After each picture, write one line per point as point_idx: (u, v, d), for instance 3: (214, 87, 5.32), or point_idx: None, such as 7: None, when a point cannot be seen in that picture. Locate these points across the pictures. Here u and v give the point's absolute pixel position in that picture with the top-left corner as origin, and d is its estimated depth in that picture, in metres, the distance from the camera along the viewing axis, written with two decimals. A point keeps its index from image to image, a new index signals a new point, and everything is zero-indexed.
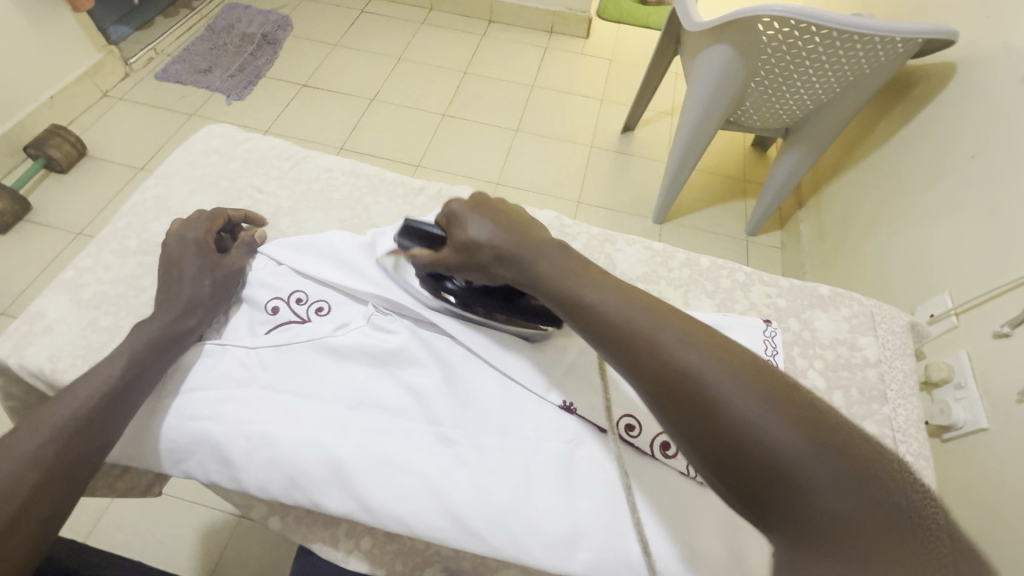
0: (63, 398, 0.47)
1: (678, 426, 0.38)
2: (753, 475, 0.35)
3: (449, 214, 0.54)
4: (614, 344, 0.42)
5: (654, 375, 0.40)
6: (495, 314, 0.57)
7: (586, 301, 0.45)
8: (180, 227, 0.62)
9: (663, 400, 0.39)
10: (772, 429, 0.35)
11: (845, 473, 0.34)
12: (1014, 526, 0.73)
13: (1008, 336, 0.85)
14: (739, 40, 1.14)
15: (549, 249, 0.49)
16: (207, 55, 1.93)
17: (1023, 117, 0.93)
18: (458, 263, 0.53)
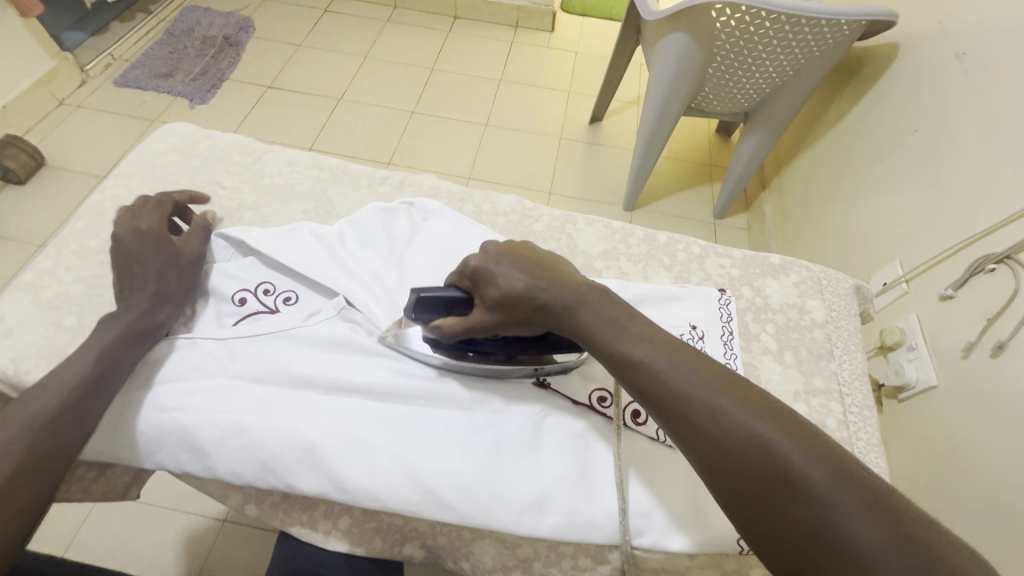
0: (31, 395, 0.47)
1: (742, 508, 0.37)
2: (831, 567, 0.33)
3: (471, 271, 0.50)
4: (668, 415, 0.41)
5: (715, 451, 0.38)
6: (518, 356, 0.54)
7: (635, 365, 0.43)
8: (132, 218, 0.59)
9: (726, 479, 0.38)
10: (849, 520, 0.33)
11: (935, 573, 0.31)
12: (963, 473, 0.78)
13: (952, 298, 0.90)
14: (694, 27, 1.17)
15: (590, 306, 0.46)
16: (167, 59, 1.89)
17: (959, 91, 0.98)
18: (496, 322, 0.49)
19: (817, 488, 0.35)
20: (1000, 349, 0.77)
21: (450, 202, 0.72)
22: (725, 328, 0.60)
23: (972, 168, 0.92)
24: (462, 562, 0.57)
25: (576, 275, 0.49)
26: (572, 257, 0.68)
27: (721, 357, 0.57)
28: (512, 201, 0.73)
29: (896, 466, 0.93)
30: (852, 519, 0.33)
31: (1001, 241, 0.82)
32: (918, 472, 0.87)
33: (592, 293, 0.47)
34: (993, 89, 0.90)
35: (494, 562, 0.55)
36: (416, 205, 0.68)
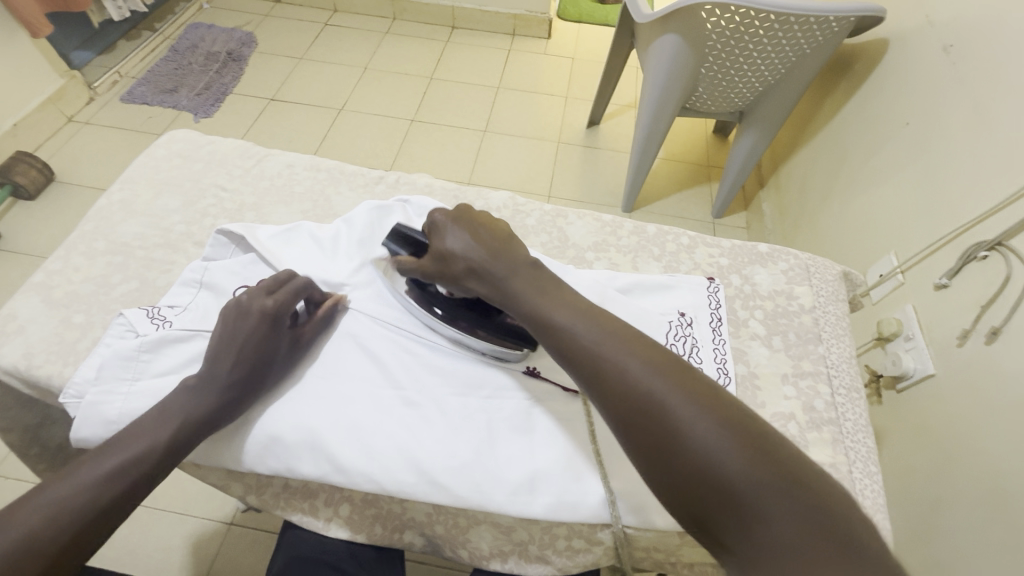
0: (109, 452, 0.46)
1: (643, 453, 0.40)
2: (709, 500, 0.37)
3: (432, 223, 0.55)
4: (584, 371, 0.44)
5: (622, 401, 0.42)
6: (476, 331, 0.56)
7: (557, 329, 0.46)
8: (243, 334, 0.53)
9: (631, 430, 0.41)
10: (727, 456, 0.37)
11: (794, 503, 0.36)
12: (961, 460, 0.78)
13: (947, 287, 0.90)
14: (685, 27, 1.19)
15: (520, 275, 0.50)
16: (172, 75, 1.94)
17: (949, 83, 0.99)
18: (435, 272, 0.54)
19: (706, 429, 0.38)
20: (994, 336, 0.78)
21: (443, 199, 0.73)
22: (714, 314, 0.61)
23: (963, 157, 0.92)
24: (460, 550, 0.58)
25: (513, 245, 0.52)
26: (564, 249, 0.70)
27: (709, 342, 0.58)
28: (505, 197, 0.75)
29: (893, 457, 0.94)
30: (729, 454, 0.38)
31: (992, 227, 0.83)
32: (915, 462, 0.88)
33: (521, 262, 0.51)
34: (981, 79, 0.91)
35: (491, 548, 0.56)
36: (410, 203, 0.69)
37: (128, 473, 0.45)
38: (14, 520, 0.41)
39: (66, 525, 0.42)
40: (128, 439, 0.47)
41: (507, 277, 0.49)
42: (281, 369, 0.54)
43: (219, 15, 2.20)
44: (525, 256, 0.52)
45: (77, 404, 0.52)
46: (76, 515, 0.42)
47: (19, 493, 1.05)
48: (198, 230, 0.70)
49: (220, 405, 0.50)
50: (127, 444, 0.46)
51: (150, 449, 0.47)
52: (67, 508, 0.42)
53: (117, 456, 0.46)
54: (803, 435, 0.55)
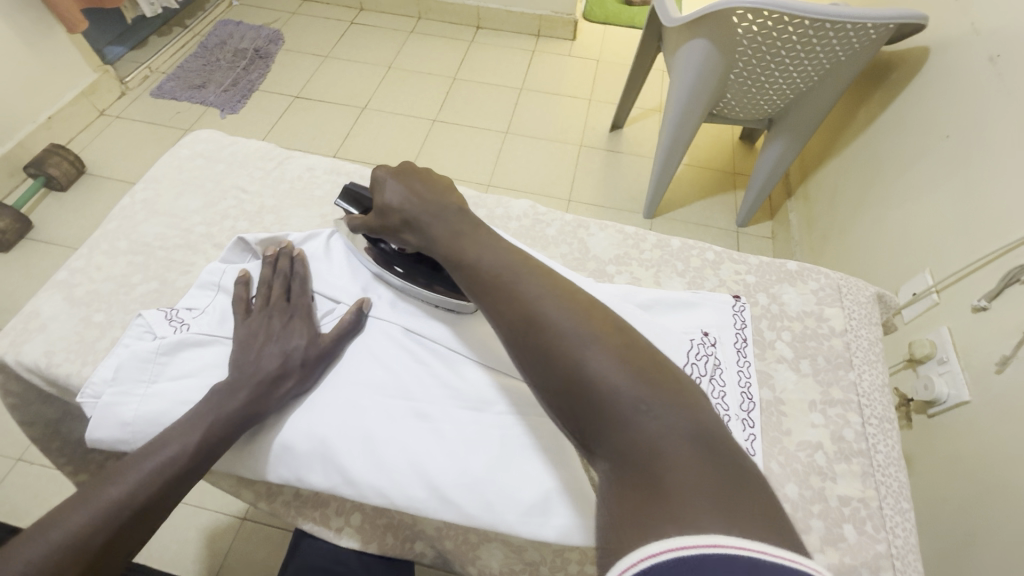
0: (135, 463, 0.46)
1: (526, 365, 0.39)
2: (580, 406, 0.36)
3: (374, 178, 0.57)
4: (484, 294, 0.44)
5: (508, 316, 0.41)
6: (434, 286, 0.59)
7: (467, 261, 0.47)
8: (262, 352, 0.54)
9: (517, 343, 0.40)
10: (598, 362, 0.36)
11: (657, 404, 0.34)
12: (997, 493, 0.74)
13: (986, 309, 0.86)
14: (715, 33, 1.16)
15: (444, 218, 0.51)
16: (201, 72, 1.97)
17: (996, 95, 0.94)
18: (380, 227, 0.56)
19: (582, 340, 0.37)
20: None
21: None
22: (739, 335, 0.58)
23: (1009, 173, 0.87)
24: (469, 566, 0.56)
25: (444, 193, 0.54)
26: (584, 261, 0.68)
27: (734, 364, 0.56)
28: (524, 205, 0.73)
29: (924, 485, 0.89)
30: (601, 362, 0.36)
31: None
32: (947, 491, 0.84)
33: (448, 208, 0.52)
34: None
35: (501, 566, 0.55)
36: None
37: (154, 483, 0.45)
38: (55, 523, 0.42)
39: (96, 536, 0.42)
40: (160, 444, 0.47)
41: (431, 222, 0.51)
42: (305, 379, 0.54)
43: (248, 13, 2.22)
44: (455, 205, 0.53)
45: (94, 404, 0.53)
46: (111, 519, 0.43)
47: (42, 480, 1.08)
48: (218, 231, 0.70)
49: (246, 413, 0.51)
50: (160, 449, 0.47)
51: (175, 459, 0.47)
52: (96, 520, 0.43)
53: (150, 460, 0.46)
54: (831, 466, 0.52)
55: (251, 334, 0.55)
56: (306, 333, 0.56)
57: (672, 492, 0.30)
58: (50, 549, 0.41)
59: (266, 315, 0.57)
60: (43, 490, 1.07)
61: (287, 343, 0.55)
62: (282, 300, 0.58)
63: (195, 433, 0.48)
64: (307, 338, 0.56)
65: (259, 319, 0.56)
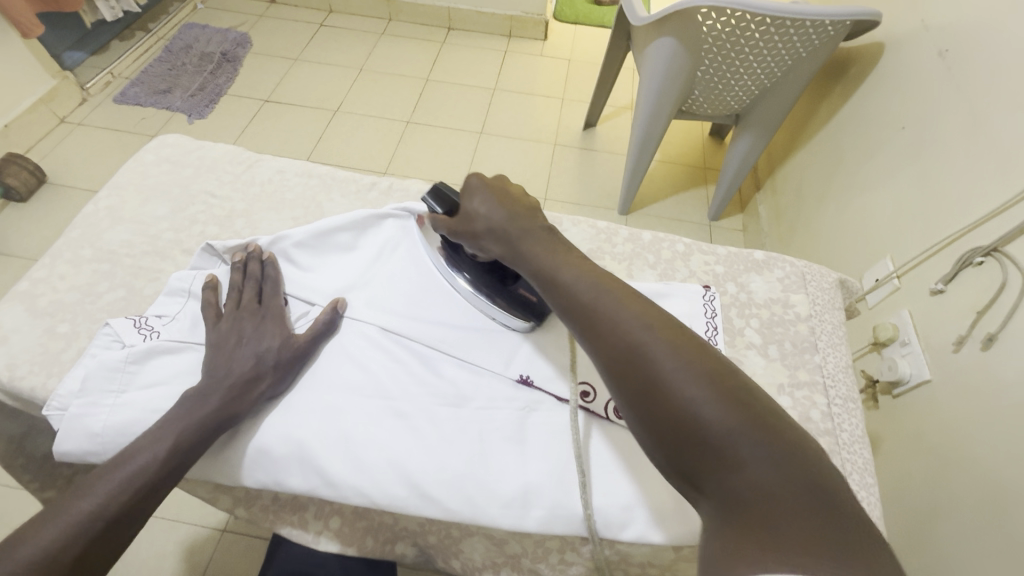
0: (105, 475, 0.45)
1: (628, 396, 0.41)
2: (688, 446, 0.37)
3: (467, 185, 0.59)
4: (581, 323, 0.46)
5: (609, 347, 0.43)
6: (494, 299, 0.59)
7: (560, 285, 0.49)
8: (235, 355, 0.53)
9: (619, 376, 0.42)
10: (707, 404, 0.37)
11: (769, 450, 0.35)
12: (957, 466, 0.78)
13: (942, 292, 0.90)
14: (681, 31, 1.18)
15: (535, 241, 0.53)
16: (166, 76, 1.92)
17: (946, 88, 0.98)
18: (459, 231, 0.58)
19: (688, 382, 0.38)
20: (990, 342, 0.78)
21: None
22: (710, 323, 0.60)
23: (961, 162, 0.92)
24: (452, 561, 0.59)
25: (534, 216, 0.56)
26: None
27: None
28: None
29: (890, 463, 0.93)
30: (709, 403, 0.37)
31: (988, 234, 0.83)
32: (912, 467, 0.87)
33: (538, 230, 0.54)
34: (976, 85, 0.91)
35: (484, 559, 0.56)
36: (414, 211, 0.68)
37: (126, 494, 0.45)
38: (23, 541, 0.41)
39: (69, 550, 0.42)
40: (130, 454, 0.46)
41: (523, 240, 0.53)
42: (281, 381, 0.54)
43: (213, 16, 2.18)
44: (544, 229, 0.55)
45: (61, 416, 0.52)
46: (81, 533, 0.42)
47: (9, 500, 1.04)
48: (187, 237, 0.69)
49: (218, 419, 0.50)
50: (130, 459, 0.46)
51: (146, 468, 0.46)
52: (68, 535, 0.42)
53: (121, 471, 0.45)
54: None
55: (222, 338, 0.55)
56: (279, 335, 0.56)
57: (787, 538, 0.31)
58: (16, 568, 0.40)
59: (236, 318, 0.56)
60: (10, 510, 1.03)
61: (261, 345, 0.54)
62: (254, 303, 0.58)
63: (164, 441, 0.47)
64: (281, 339, 0.55)
65: (230, 322, 0.56)
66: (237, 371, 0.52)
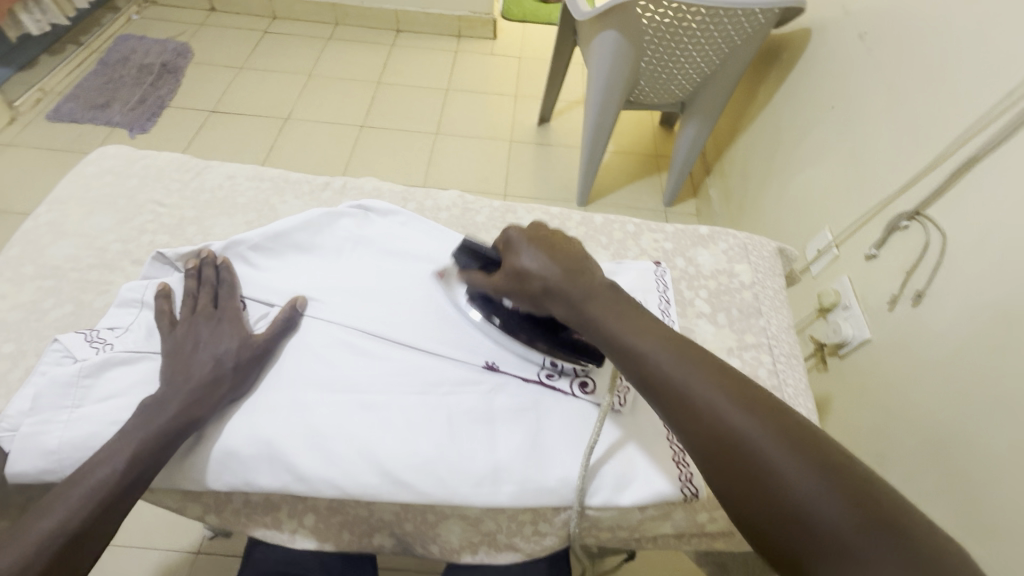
0: (66, 491, 0.44)
1: (728, 485, 0.39)
2: (806, 546, 0.35)
3: (507, 239, 0.56)
4: (665, 401, 0.43)
5: (702, 428, 0.41)
6: (536, 343, 0.58)
7: (635, 355, 0.45)
8: (193, 361, 0.53)
9: (717, 463, 0.40)
10: (808, 483, 0.36)
11: (900, 554, 0.33)
12: (899, 415, 0.84)
13: (876, 257, 0.96)
14: (623, 23, 1.23)
15: (598, 301, 0.49)
16: (102, 90, 1.84)
17: (867, 69, 1.05)
18: (510, 289, 0.54)
19: (794, 470, 0.37)
20: (919, 298, 0.84)
21: (392, 201, 0.74)
22: (662, 297, 0.63)
23: (883, 136, 0.99)
24: (430, 546, 0.59)
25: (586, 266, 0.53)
26: None
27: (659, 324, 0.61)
28: (453, 196, 0.76)
29: (840, 420, 0.99)
30: (820, 493, 0.36)
31: (911, 199, 0.89)
32: (859, 421, 0.93)
33: (601, 285, 0.50)
34: (893, 64, 0.98)
35: (461, 541, 0.57)
36: (369, 210, 0.69)
37: (90, 508, 0.44)
38: None
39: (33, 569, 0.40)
40: (90, 468, 0.45)
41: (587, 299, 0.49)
42: (243, 382, 0.54)
43: (149, 26, 2.10)
44: (603, 282, 0.51)
45: (11, 438, 0.50)
46: (45, 551, 0.41)
47: None
48: (136, 247, 0.67)
49: (181, 426, 0.49)
50: (91, 473, 0.45)
51: (109, 480, 0.45)
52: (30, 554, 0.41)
53: (83, 485, 0.44)
54: None
55: (179, 344, 0.54)
56: (237, 337, 0.55)
57: None
58: None
59: (192, 325, 0.56)
60: None
61: (219, 349, 0.54)
62: (210, 307, 0.57)
63: (125, 452, 0.46)
64: (239, 342, 0.55)
65: (185, 329, 0.55)
66: (197, 376, 0.52)
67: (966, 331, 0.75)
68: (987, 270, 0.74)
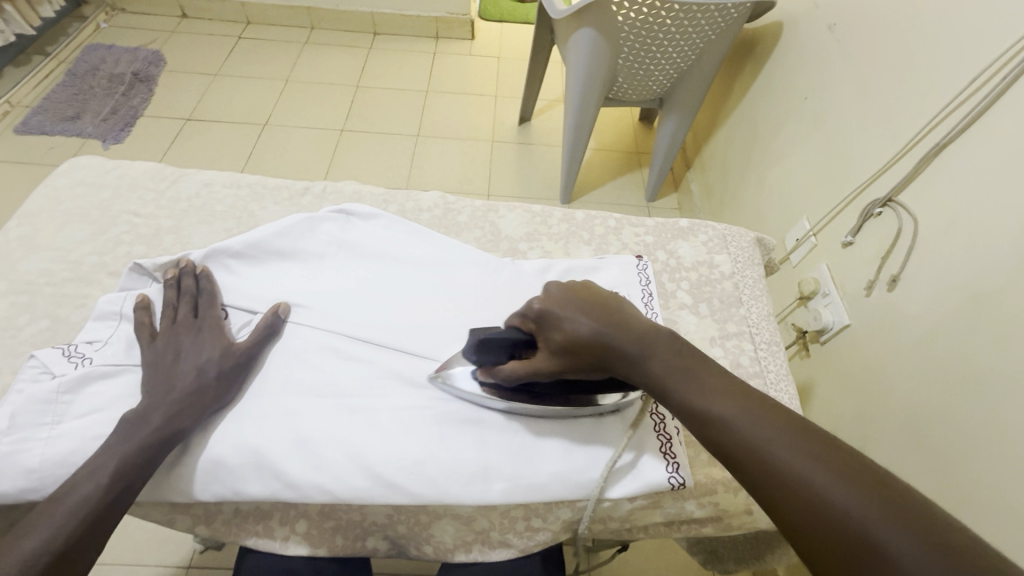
0: (48, 510, 0.43)
1: (833, 571, 0.35)
2: None
3: (535, 314, 0.50)
4: (747, 472, 0.40)
5: (792, 505, 0.37)
6: (572, 397, 0.54)
7: (707, 419, 0.43)
8: (175, 372, 0.53)
9: (815, 546, 0.36)
10: (926, 569, 0.32)
11: None
12: (879, 396, 0.86)
13: (852, 244, 0.98)
14: (598, 21, 1.24)
15: (656, 357, 0.46)
16: (72, 101, 1.80)
17: (838, 60, 1.08)
18: (559, 366, 0.48)
19: (909, 546, 0.33)
20: (894, 283, 0.86)
21: (373, 204, 0.73)
22: (645, 290, 0.64)
23: (855, 126, 1.01)
24: (424, 547, 0.58)
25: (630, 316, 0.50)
26: (497, 242, 0.72)
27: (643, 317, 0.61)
28: (434, 197, 0.76)
29: (823, 404, 1.01)
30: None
31: (884, 186, 0.92)
32: (842, 404, 0.95)
33: (656, 339, 0.47)
34: (862, 54, 1.00)
35: (455, 540, 0.57)
36: (352, 215, 0.69)
37: (75, 525, 0.43)
38: None
39: None
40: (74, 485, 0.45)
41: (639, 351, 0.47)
42: (229, 391, 0.54)
43: (120, 35, 2.06)
44: (657, 334, 0.48)
45: None
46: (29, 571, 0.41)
47: None
48: (113, 259, 0.66)
49: (165, 439, 0.49)
50: (74, 490, 0.45)
51: (93, 496, 0.45)
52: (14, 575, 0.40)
53: (66, 502, 0.44)
54: None
55: (160, 356, 0.54)
56: (220, 346, 0.55)
57: None
58: None
59: (173, 335, 0.55)
60: None
61: (202, 358, 0.54)
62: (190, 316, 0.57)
63: (106, 467, 0.46)
64: (222, 350, 0.55)
65: (166, 340, 0.55)
66: (180, 386, 0.52)
67: (941, 312, 0.77)
68: (957, 253, 0.77)
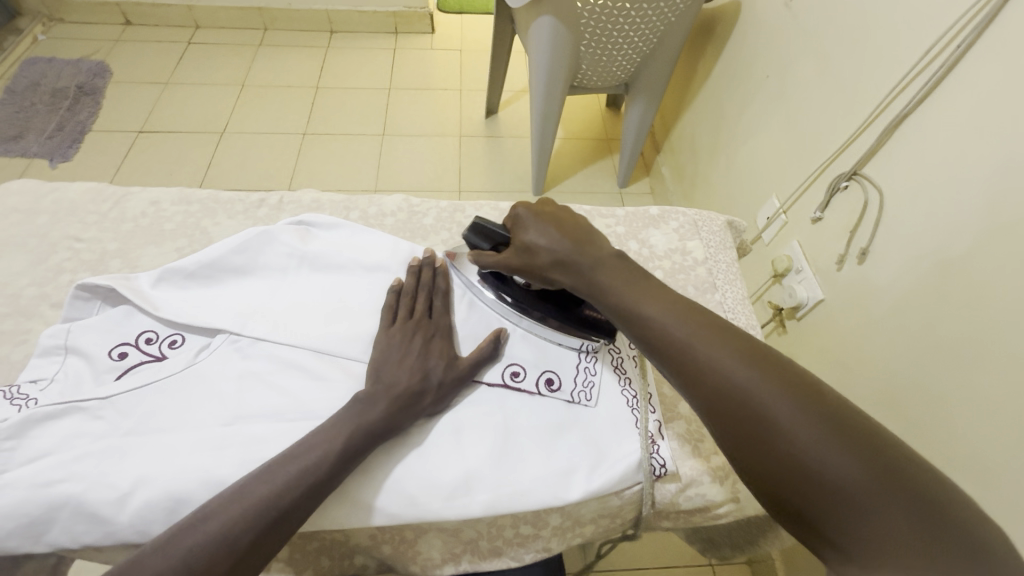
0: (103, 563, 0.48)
1: (730, 436, 0.41)
2: (800, 490, 0.37)
3: (516, 217, 0.56)
4: (670, 360, 0.44)
5: (703, 388, 0.42)
6: (548, 320, 0.58)
7: (638, 317, 0.47)
8: (143, 407, 0.51)
9: (718, 416, 0.41)
10: (803, 432, 0.37)
11: (896, 494, 0.34)
12: (856, 369, 0.87)
13: (821, 219, 0.99)
14: (557, 9, 1.22)
15: (604, 269, 0.50)
16: (13, 120, 1.71)
17: (796, 34, 1.07)
18: (520, 266, 0.55)
19: (805, 429, 0.37)
20: (864, 256, 0.87)
21: (334, 212, 0.71)
22: None
23: (817, 102, 1.01)
24: (411, 564, 0.57)
25: (593, 237, 0.54)
26: None
27: None
28: (398, 200, 0.74)
29: None
30: (817, 441, 0.36)
31: (849, 160, 0.92)
32: None
33: (605, 253, 0.52)
34: (819, 29, 1.00)
35: (442, 554, 0.55)
36: (312, 225, 0.66)
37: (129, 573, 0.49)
38: None
39: None
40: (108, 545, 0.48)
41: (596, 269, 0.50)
42: None
43: (59, 46, 1.96)
44: (607, 250, 0.53)
45: None
46: None
47: None
48: (54, 289, 0.62)
49: None
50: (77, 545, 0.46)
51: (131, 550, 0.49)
52: None
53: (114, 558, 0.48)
54: None
55: (124, 392, 0.52)
56: (186, 376, 0.53)
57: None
58: None
59: (137, 370, 0.54)
60: None
61: (173, 389, 0.53)
62: (427, 315, 0.58)
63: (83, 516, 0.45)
64: (191, 380, 0.53)
65: (130, 374, 0.53)
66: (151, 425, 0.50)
67: (908, 282, 0.78)
68: (921, 222, 0.77)
